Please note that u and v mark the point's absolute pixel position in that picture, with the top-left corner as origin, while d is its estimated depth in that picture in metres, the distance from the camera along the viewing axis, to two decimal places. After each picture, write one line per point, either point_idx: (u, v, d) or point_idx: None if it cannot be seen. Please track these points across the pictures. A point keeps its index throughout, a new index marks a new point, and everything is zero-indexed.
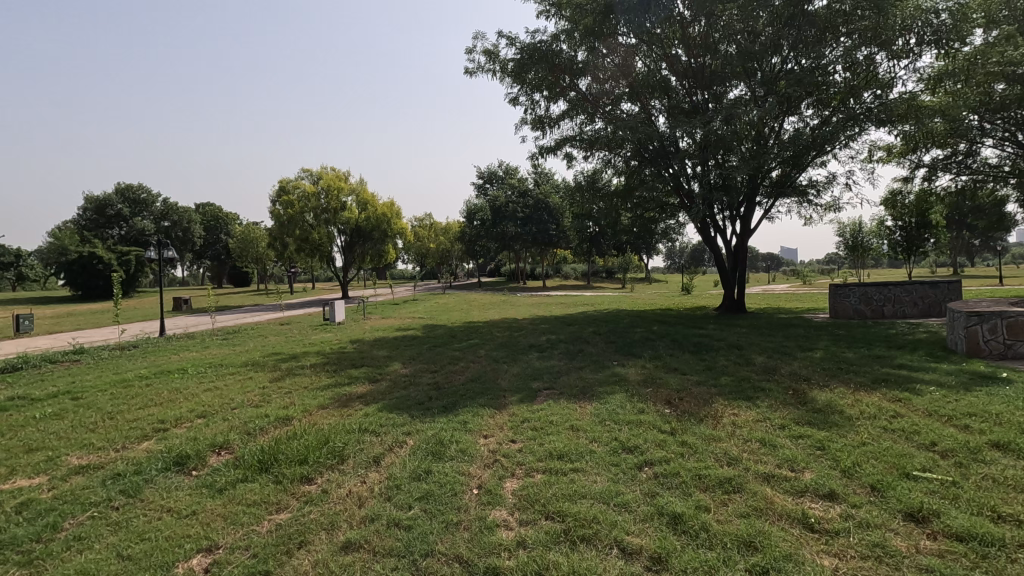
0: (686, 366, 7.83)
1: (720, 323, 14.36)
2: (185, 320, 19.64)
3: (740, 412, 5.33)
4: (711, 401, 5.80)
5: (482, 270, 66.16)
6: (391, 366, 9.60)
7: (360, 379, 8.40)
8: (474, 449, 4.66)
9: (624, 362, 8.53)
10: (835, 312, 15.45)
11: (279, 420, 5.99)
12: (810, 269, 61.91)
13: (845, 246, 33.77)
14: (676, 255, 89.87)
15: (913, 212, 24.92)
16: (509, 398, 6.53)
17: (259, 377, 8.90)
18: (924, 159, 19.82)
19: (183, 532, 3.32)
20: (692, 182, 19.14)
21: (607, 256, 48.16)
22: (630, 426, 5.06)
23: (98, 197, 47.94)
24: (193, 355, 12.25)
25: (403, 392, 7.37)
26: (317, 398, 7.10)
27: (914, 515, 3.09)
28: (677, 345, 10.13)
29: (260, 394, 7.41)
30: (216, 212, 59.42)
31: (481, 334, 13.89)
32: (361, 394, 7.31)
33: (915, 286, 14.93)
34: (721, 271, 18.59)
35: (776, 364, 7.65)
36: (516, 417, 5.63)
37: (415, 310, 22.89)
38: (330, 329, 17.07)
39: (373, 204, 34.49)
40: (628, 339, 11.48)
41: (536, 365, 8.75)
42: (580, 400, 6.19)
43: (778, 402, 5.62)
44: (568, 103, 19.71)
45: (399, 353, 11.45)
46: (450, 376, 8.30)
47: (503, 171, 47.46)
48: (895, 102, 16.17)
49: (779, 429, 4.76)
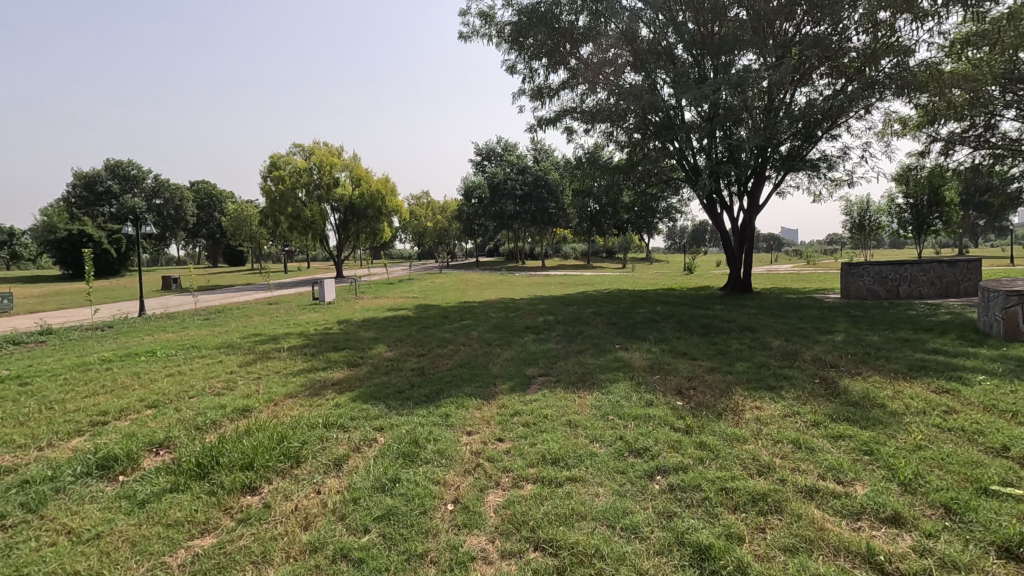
0: (696, 350, 7.10)
1: (727, 303, 13.62)
2: (170, 299, 18.96)
3: (764, 406, 4.62)
4: (729, 392, 5.07)
5: (480, 250, 65.19)
6: (374, 349, 8.88)
7: (338, 364, 7.68)
8: (454, 451, 3.95)
9: (628, 346, 7.81)
10: (848, 293, 14.69)
11: (238, 413, 5.27)
12: (813, 250, 61.08)
13: (852, 225, 32.81)
14: (676, 235, 88.61)
15: (926, 189, 23.91)
16: (500, 386, 5.83)
17: (229, 360, 8.19)
18: (941, 132, 18.91)
19: (72, 566, 2.61)
20: (698, 156, 18.30)
21: (608, 236, 47.24)
22: (636, 422, 4.33)
23: (87, 173, 46.97)
24: (168, 336, 11.52)
25: (382, 378, 6.65)
26: (287, 386, 6.38)
27: (1011, 551, 2.39)
28: (684, 327, 9.39)
29: (225, 380, 6.69)
30: (210, 190, 58.39)
31: (476, 315, 13.17)
32: (337, 381, 6.60)
33: (931, 265, 14.14)
34: (727, 250, 17.81)
35: (796, 348, 6.92)
36: (506, 409, 4.92)
37: (409, 290, 22.14)
38: (319, 309, 16.38)
39: (367, 180, 33.53)
40: (631, 320, 10.76)
41: (531, 348, 8.05)
42: (580, 389, 5.48)
43: (806, 394, 4.91)
44: (569, 71, 18.80)
45: (386, 334, 10.75)
46: (436, 361, 7.59)
47: (501, 148, 46.12)
48: (916, 70, 15.23)
49: (814, 427, 4.04)
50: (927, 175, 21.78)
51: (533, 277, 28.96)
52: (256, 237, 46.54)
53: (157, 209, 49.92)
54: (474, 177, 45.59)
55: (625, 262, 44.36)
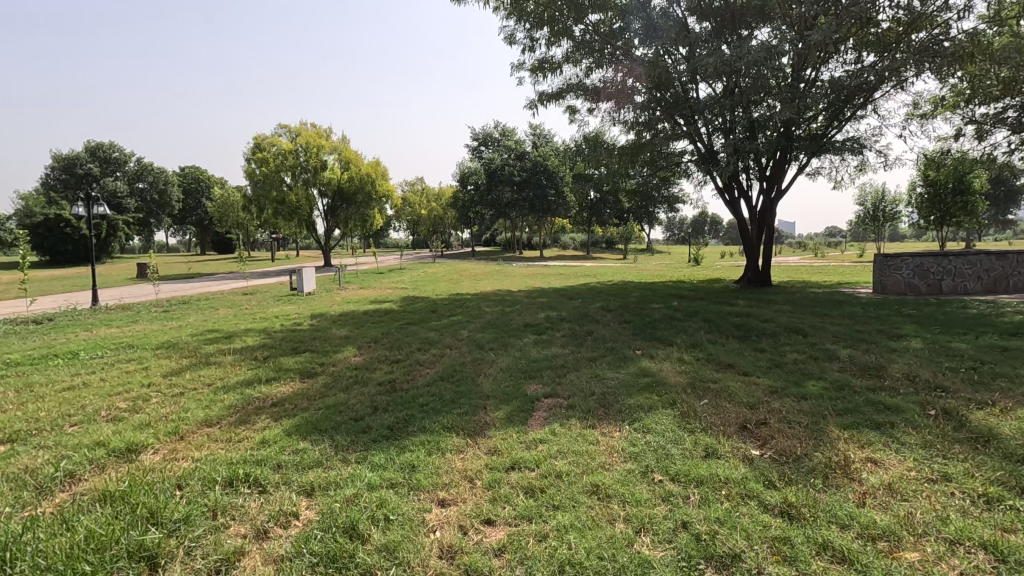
0: (744, 362, 5.55)
1: (750, 298, 12.14)
2: (134, 288, 17.36)
3: (885, 462, 3.09)
4: (819, 433, 3.54)
5: (475, 239, 63.51)
6: (340, 353, 7.32)
7: (289, 373, 6.10)
8: (413, 553, 2.39)
9: (653, 353, 6.28)
10: (884, 286, 13.11)
11: (116, 456, 3.68)
12: (816, 241, 59.94)
13: (865, 216, 31.33)
14: (676, 226, 87.23)
15: (951, 174, 22.35)
16: (493, 413, 4.30)
17: (158, 366, 6.61)
18: (977, 113, 17.32)
19: None
20: (712, 138, 16.67)
21: (608, 226, 45.74)
22: (704, 491, 2.80)
23: (65, 155, 45.09)
24: (110, 331, 9.94)
25: (339, 396, 5.09)
26: (209, 408, 4.79)
27: None
28: (714, 327, 7.87)
29: (132, 399, 5.11)
30: (197, 176, 56.57)
31: (467, 309, 11.61)
32: (279, 400, 5.03)
33: (978, 258, 12.69)
34: (744, 240, 16.15)
35: (873, 359, 5.41)
36: (501, 459, 3.37)
37: (399, 280, 20.60)
38: (296, 300, 14.84)
39: (357, 163, 31.79)
40: (647, 317, 9.24)
41: (533, 353, 6.52)
42: (603, 421, 3.94)
43: (935, 437, 3.40)
44: (572, 43, 17.06)
45: (362, 333, 9.16)
46: (413, 370, 6.03)
47: (498, 132, 44.52)
48: (960, 40, 13.58)
49: (992, 512, 2.51)
50: (956, 161, 20.21)
51: (530, 268, 27.36)
52: (244, 223, 44.89)
53: (140, 193, 48.04)
54: (470, 163, 43.82)
55: (625, 253, 42.94)
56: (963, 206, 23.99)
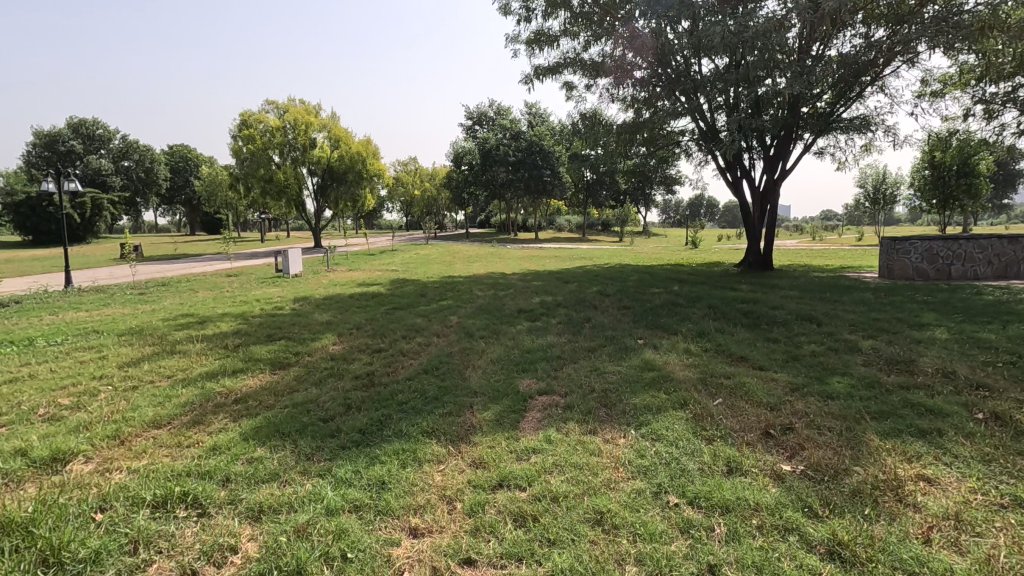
0: (758, 354, 5.05)
1: (753, 282, 11.66)
2: (113, 270, 16.67)
3: (942, 483, 2.61)
4: (857, 443, 3.06)
5: (470, 220, 62.56)
6: (318, 341, 6.76)
7: (258, 364, 5.55)
8: None
9: (656, 343, 5.80)
10: (891, 271, 12.73)
11: (36, 468, 3.14)
12: (813, 224, 59.54)
13: (865, 198, 30.80)
14: (671, 209, 86.47)
15: (956, 156, 21.78)
16: (481, 414, 3.79)
17: (118, 355, 6.04)
18: (987, 92, 16.69)
19: None
20: (713, 116, 16.01)
21: (604, 207, 45.05)
22: (733, 522, 2.30)
23: (47, 132, 43.62)
24: (78, 315, 9.33)
25: (309, 392, 4.57)
26: (162, 406, 4.26)
27: None
28: (720, 314, 7.38)
29: (77, 394, 4.56)
30: (185, 154, 55.20)
31: (459, 293, 11.05)
32: (242, 397, 4.49)
33: (989, 242, 12.23)
34: (746, 221, 15.59)
35: (900, 352, 4.91)
36: (488, 475, 2.86)
37: (389, 263, 19.99)
38: (280, 283, 14.23)
39: (346, 142, 30.93)
40: (648, 303, 8.75)
41: (527, 343, 6.01)
42: (606, 425, 3.45)
43: (994, 449, 2.91)
44: (570, 15, 16.27)
45: (345, 318, 8.61)
46: (394, 361, 5.51)
47: (493, 111, 43.50)
48: (977, 12, 12.88)
49: None
50: (963, 143, 19.63)
51: (525, 250, 26.75)
52: (232, 202, 43.92)
53: (126, 171, 46.79)
54: (464, 143, 42.82)
55: (621, 236, 42.36)
56: (967, 188, 23.50)
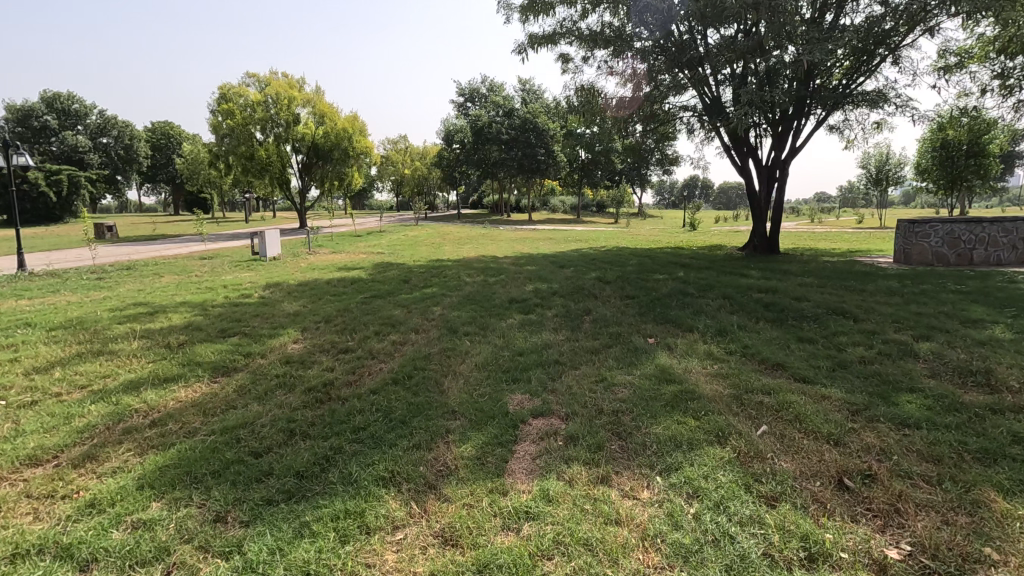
0: (796, 360, 4.20)
1: (764, 268, 10.82)
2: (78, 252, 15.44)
3: None
4: (975, 505, 2.21)
5: (462, 200, 61.28)
6: (278, 338, 5.83)
7: (196, 370, 4.61)
8: None
9: (670, 343, 4.93)
10: (908, 256, 11.91)
11: None
12: (810, 206, 58.86)
13: (867, 179, 30.01)
14: (666, 190, 85.39)
15: (967, 135, 20.91)
16: (459, 448, 2.91)
17: (34, 357, 5.08)
18: (1008, 65, 15.68)
19: None
20: (719, 90, 14.90)
21: (600, 187, 43.94)
22: None
23: (20, 106, 41.27)
24: (19, 304, 8.31)
25: (248, 410, 3.67)
26: (53, 432, 3.34)
27: None
28: (739, 306, 6.51)
29: None
30: (167, 131, 53.17)
31: (445, 279, 10.12)
32: (160, 420, 3.55)
33: (1014, 224, 11.43)
34: (753, 203, 14.63)
35: (970, 359, 4.06)
36: (464, 563, 1.99)
37: (376, 244, 18.94)
38: (255, 266, 13.18)
39: (332, 118, 29.59)
40: (654, 292, 7.87)
41: (519, 342, 5.11)
42: (623, 472, 2.58)
43: None
44: None
45: (316, 308, 7.64)
46: (361, 366, 4.61)
47: (486, 88, 42.01)
48: None
49: None
50: (979, 122, 18.69)
51: (519, 231, 25.77)
52: (215, 180, 42.37)
53: (105, 148, 44.90)
54: (455, 120, 41.49)
55: (616, 218, 41.43)
56: (976, 168, 22.73)
